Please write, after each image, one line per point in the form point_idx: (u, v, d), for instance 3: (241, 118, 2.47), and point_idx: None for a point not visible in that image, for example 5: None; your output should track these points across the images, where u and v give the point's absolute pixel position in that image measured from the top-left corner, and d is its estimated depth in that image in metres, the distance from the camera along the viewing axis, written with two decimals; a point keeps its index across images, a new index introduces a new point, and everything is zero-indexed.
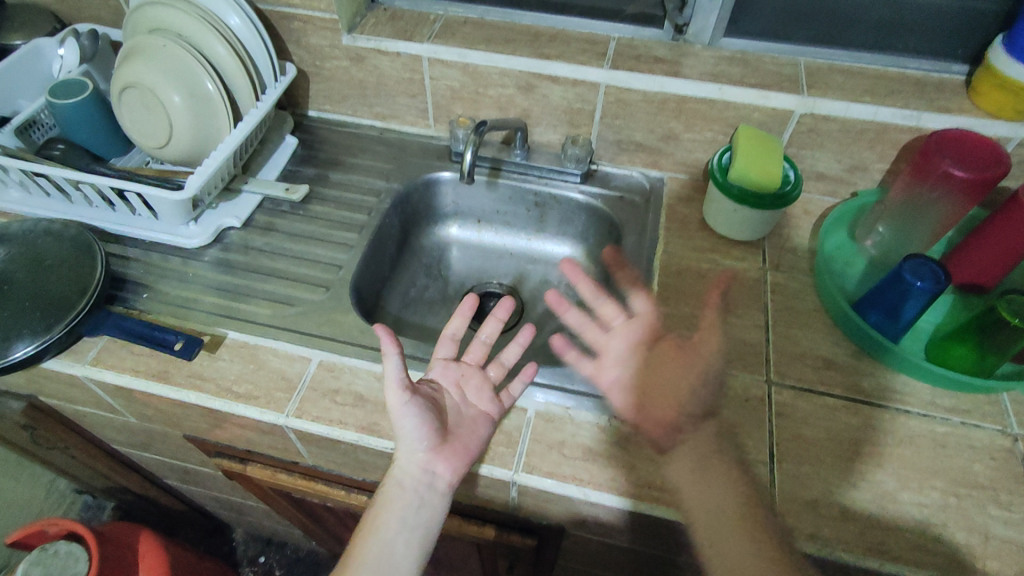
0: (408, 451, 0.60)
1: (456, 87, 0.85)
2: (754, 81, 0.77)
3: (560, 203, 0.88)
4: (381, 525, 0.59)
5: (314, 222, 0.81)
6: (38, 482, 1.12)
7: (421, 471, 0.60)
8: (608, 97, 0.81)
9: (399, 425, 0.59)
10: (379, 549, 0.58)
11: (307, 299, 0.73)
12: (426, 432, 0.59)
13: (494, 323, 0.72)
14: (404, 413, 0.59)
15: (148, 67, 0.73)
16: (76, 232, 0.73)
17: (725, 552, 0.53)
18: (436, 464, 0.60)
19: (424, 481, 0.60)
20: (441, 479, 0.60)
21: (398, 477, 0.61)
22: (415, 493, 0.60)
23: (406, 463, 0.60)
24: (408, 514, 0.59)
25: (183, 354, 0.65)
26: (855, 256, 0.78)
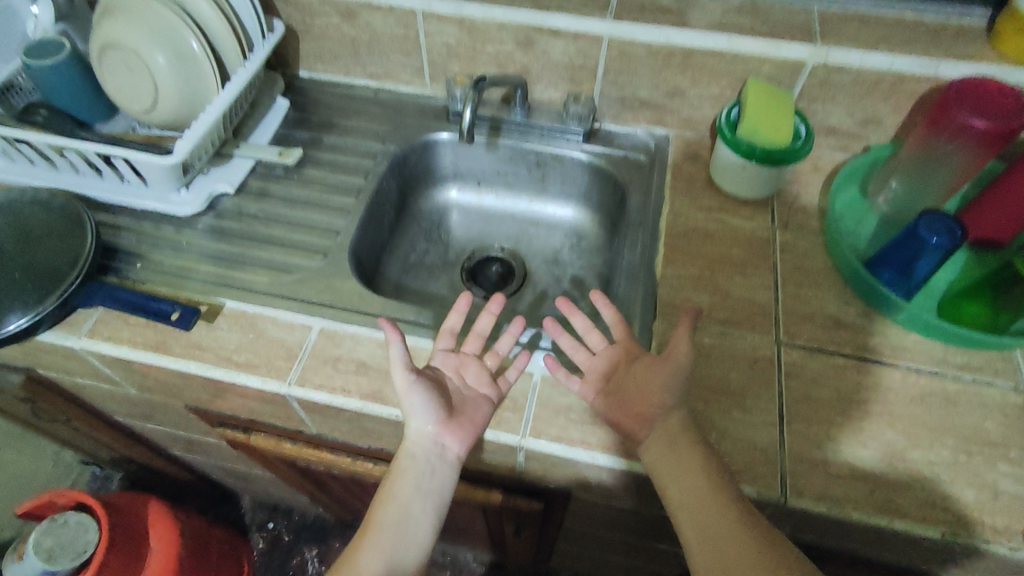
0: (417, 424, 0.59)
1: (452, 43, 0.81)
2: (764, 30, 0.74)
3: (563, 164, 0.85)
4: (396, 493, 0.58)
5: (309, 187, 0.79)
6: (43, 455, 1.12)
7: (431, 443, 0.59)
8: (611, 51, 0.77)
9: (406, 401, 0.59)
10: (397, 515, 0.58)
11: (305, 266, 0.71)
12: (433, 409, 0.59)
13: (488, 315, 0.66)
14: (410, 392, 0.58)
15: (129, 26, 0.70)
16: (63, 202, 0.70)
17: (701, 527, 0.52)
18: (445, 436, 0.59)
19: (435, 451, 0.60)
20: (451, 451, 0.60)
21: (408, 447, 0.60)
22: (428, 462, 0.59)
23: (415, 436, 0.60)
24: (422, 482, 0.59)
25: (179, 324, 0.64)
26: (867, 213, 0.76)
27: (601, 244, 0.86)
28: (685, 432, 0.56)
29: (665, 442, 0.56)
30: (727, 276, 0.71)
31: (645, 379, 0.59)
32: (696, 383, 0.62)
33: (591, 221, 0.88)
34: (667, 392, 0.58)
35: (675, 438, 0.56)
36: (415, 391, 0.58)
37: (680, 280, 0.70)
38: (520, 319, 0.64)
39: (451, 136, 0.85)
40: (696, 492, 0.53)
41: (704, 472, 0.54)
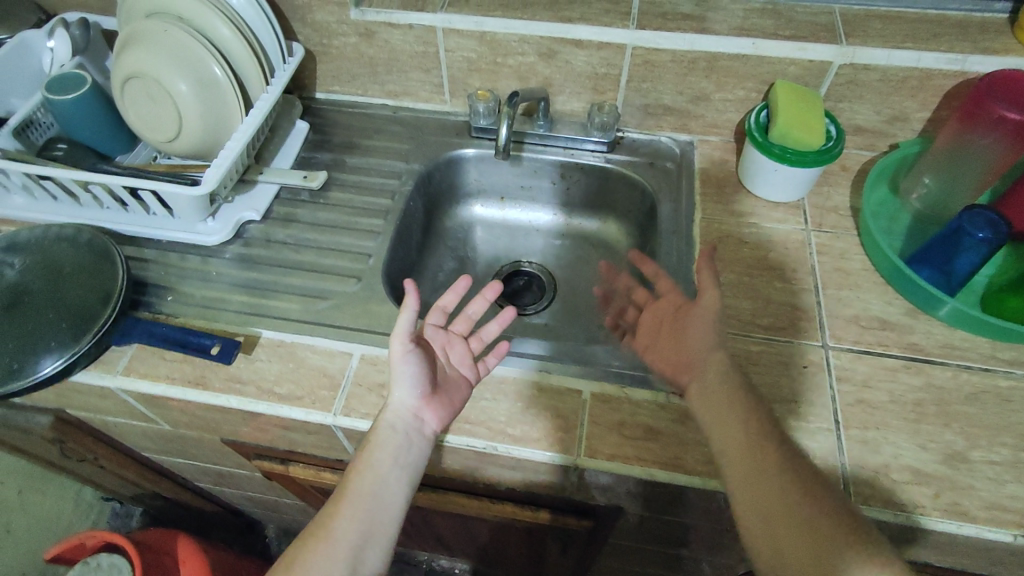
0: (400, 395, 0.57)
1: (473, 58, 0.80)
2: (788, 32, 0.73)
3: (587, 175, 0.85)
4: (371, 466, 0.55)
5: (336, 210, 0.77)
6: (66, 494, 1.10)
7: (411, 416, 0.58)
8: (635, 59, 0.77)
9: (396, 370, 0.58)
10: (372, 488, 0.54)
11: (340, 291, 0.70)
12: (420, 383, 0.58)
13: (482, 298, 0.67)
14: (403, 361, 0.57)
15: (151, 56, 0.68)
16: (90, 236, 0.69)
17: (752, 480, 0.47)
18: (426, 411, 0.58)
19: (414, 425, 0.58)
20: (428, 426, 0.58)
21: (386, 419, 0.57)
22: (406, 435, 0.57)
23: (396, 407, 0.57)
24: (400, 455, 0.56)
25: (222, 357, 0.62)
26: (900, 211, 0.76)
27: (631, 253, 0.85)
28: (729, 389, 0.54)
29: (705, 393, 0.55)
30: (766, 281, 0.70)
31: (681, 334, 0.60)
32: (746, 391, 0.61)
33: (619, 231, 0.88)
34: (705, 343, 0.58)
35: (713, 386, 0.54)
36: (408, 361, 0.57)
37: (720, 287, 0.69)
38: (513, 308, 0.66)
39: (475, 152, 0.84)
40: (736, 442, 0.50)
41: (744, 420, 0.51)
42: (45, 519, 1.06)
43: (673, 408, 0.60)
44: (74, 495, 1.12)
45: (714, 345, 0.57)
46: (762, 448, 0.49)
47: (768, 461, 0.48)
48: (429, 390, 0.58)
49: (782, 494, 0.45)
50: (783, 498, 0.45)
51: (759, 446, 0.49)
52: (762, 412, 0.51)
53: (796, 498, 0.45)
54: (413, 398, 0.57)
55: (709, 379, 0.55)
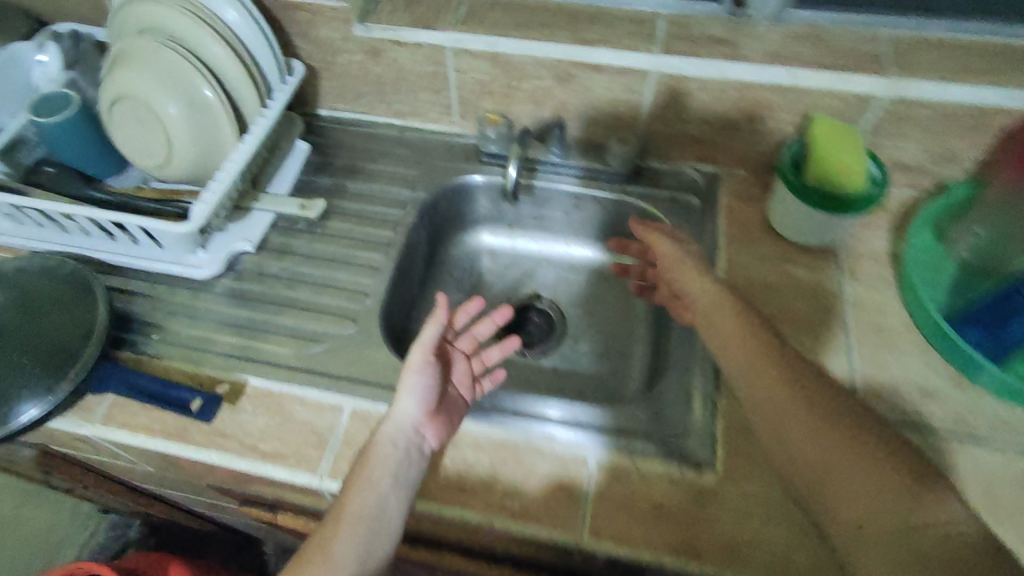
0: (405, 406, 0.56)
1: (485, 81, 0.75)
2: (829, 61, 0.67)
3: (603, 208, 0.79)
4: (372, 482, 0.52)
5: (333, 242, 0.73)
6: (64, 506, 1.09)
7: (412, 431, 0.55)
8: (660, 87, 0.70)
9: (408, 378, 0.57)
10: (372, 506, 0.51)
11: (334, 334, 0.66)
12: (427, 396, 0.57)
13: (489, 321, 0.68)
14: (417, 371, 0.57)
15: (140, 77, 0.64)
16: (70, 269, 0.66)
17: (797, 439, 0.50)
18: (426, 428, 0.56)
19: (413, 443, 0.55)
20: (427, 444, 0.56)
21: (386, 432, 0.55)
22: (405, 453, 0.54)
23: (397, 420, 0.55)
24: (400, 475, 0.53)
25: (201, 416, 0.59)
26: (944, 260, 0.68)
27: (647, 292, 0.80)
28: (770, 352, 0.55)
29: (738, 360, 0.56)
30: (795, 338, 0.64)
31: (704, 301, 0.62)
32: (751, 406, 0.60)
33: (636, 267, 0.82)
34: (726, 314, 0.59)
35: (749, 350, 0.56)
36: (421, 374, 0.57)
37: None
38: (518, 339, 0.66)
39: (484, 179, 0.79)
40: (781, 398, 0.52)
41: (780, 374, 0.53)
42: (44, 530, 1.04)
43: (686, 484, 0.55)
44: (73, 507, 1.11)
45: (732, 316, 0.59)
46: (809, 404, 0.51)
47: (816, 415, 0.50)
48: (434, 405, 0.57)
49: (833, 442, 0.48)
50: (836, 445, 0.48)
51: (803, 400, 0.51)
52: (801, 369, 0.54)
53: (849, 445, 0.48)
54: (417, 411, 0.56)
55: (736, 352, 0.56)
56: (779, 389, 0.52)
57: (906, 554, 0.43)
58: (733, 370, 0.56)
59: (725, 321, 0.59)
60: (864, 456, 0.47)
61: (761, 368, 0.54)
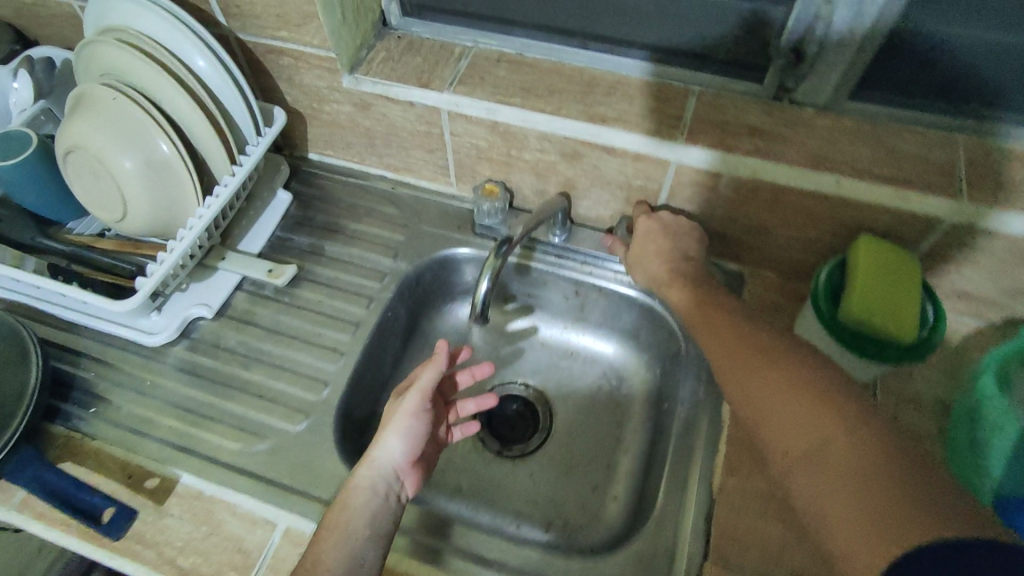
0: (393, 449, 0.54)
1: (482, 146, 0.66)
2: (888, 171, 0.55)
3: (606, 296, 0.71)
4: (349, 530, 0.48)
5: (300, 315, 0.66)
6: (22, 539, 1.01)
7: (393, 477, 0.54)
8: (680, 176, 0.61)
9: (399, 420, 0.56)
10: (347, 558, 0.47)
11: (281, 429, 0.59)
12: (414, 441, 0.56)
13: (468, 372, 0.64)
14: (412, 417, 0.56)
15: (93, 128, 0.57)
16: (10, 325, 0.60)
17: (766, 421, 0.46)
18: (405, 475, 0.55)
19: (391, 489, 0.53)
20: (404, 492, 0.55)
21: (365, 477, 0.52)
22: (383, 500, 0.52)
23: (382, 464, 0.53)
24: (377, 524, 0.50)
25: (106, 531, 0.52)
26: (1007, 415, 0.52)
27: (647, 395, 0.71)
28: (739, 336, 0.53)
29: (718, 351, 0.53)
30: None
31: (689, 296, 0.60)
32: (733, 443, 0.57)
33: (639, 363, 0.73)
34: (704, 324, 0.57)
35: (724, 343, 0.53)
36: (418, 421, 0.56)
37: (746, 500, 0.54)
38: (494, 399, 0.62)
39: (472, 253, 0.71)
40: (746, 367, 0.50)
41: (744, 361, 0.50)
42: None
43: None
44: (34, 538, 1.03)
45: (717, 323, 0.56)
46: (772, 369, 0.48)
47: (775, 376, 0.48)
48: (418, 453, 0.56)
49: (789, 407, 0.45)
50: (794, 397, 0.45)
51: (765, 366, 0.49)
52: (770, 346, 0.50)
53: (804, 395, 0.45)
54: (403, 455, 0.55)
55: (717, 352, 0.53)
56: (747, 376, 0.49)
57: (853, 477, 0.40)
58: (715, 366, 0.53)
59: (713, 331, 0.55)
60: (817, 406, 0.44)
61: (732, 360, 0.52)
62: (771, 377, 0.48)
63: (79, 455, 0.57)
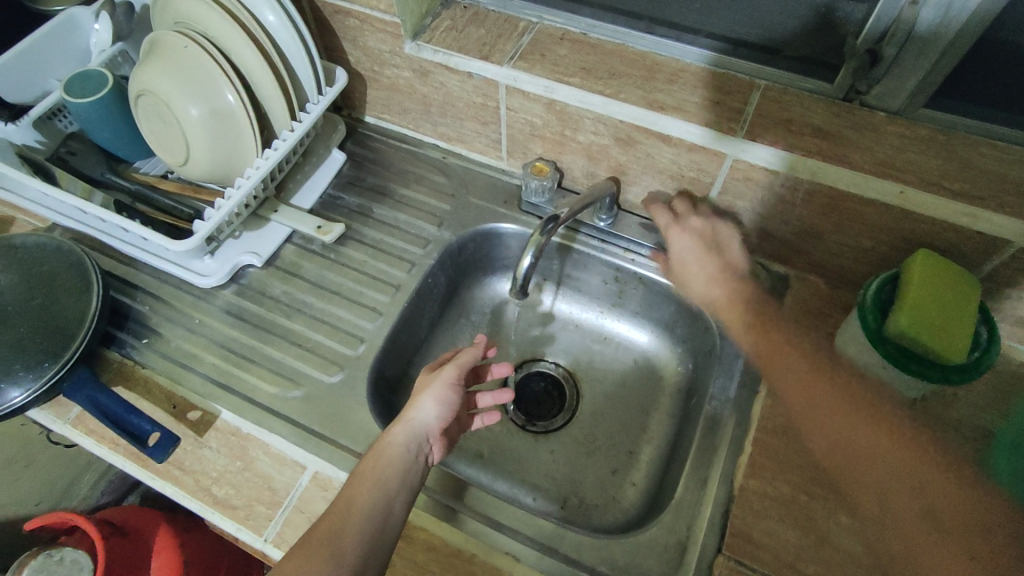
0: (428, 411, 0.56)
1: (537, 123, 0.66)
2: (957, 185, 0.52)
3: (645, 285, 0.71)
4: (381, 481, 0.50)
5: (344, 273, 0.68)
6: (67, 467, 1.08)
7: (424, 441, 0.55)
8: (734, 172, 0.60)
9: (435, 387, 0.58)
10: (376, 506, 0.48)
11: (316, 379, 0.62)
12: (447, 410, 0.57)
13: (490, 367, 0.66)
14: (448, 385, 0.58)
15: (164, 75, 0.60)
16: (77, 255, 0.64)
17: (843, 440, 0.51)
18: (435, 444, 0.56)
19: (422, 450, 0.55)
20: (431, 457, 0.56)
21: (399, 433, 0.54)
22: (412, 458, 0.53)
23: (417, 424, 0.55)
24: (406, 478, 0.51)
25: (151, 454, 0.55)
26: None
27: (677, 391, 0.71)
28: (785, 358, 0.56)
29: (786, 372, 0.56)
30: (832, 510, 0.53)
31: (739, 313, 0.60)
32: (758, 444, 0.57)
33: (671, 356, 0.72)
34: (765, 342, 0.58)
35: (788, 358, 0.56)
36: (451, 394, 0.58)
37: (765, 503, 0.53)
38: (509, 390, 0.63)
39: (517, 229, 0.71)
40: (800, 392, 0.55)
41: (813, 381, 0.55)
42: (40, 489, 1.04)
43: None
44: (77, 468, 1.10)
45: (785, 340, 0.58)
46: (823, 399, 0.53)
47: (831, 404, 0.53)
48: (448, 422, 0.58)
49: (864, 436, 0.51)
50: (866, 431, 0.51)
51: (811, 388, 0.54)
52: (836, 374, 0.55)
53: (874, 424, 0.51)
54: (436, 420, 0.56)
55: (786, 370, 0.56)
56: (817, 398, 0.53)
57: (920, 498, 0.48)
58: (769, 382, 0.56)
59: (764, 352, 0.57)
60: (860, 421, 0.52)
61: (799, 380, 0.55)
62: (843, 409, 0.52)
63: (129, 381, 0.61)
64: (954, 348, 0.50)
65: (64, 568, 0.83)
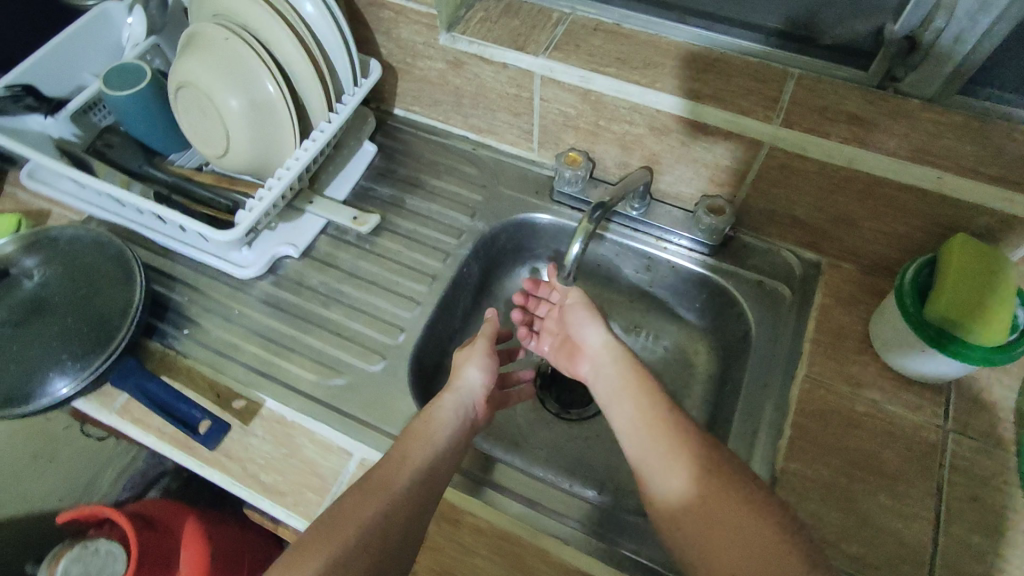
0: (474, 377, 0.59)
1: (571, 114, 0.67)
2: (994, 170, 0.53)
3: (677, 273, 0.72)
4: (431, 439, 0.52)
5: (379, 263, 0.69)
6: (93, 461, 1.09)
7: (472, 404, 0.57)
8: (769, 159, 0.61)
9: (475, 356, 0.61)
10: (427, 462, 0.50)
11: (357, 367, 0.62)
12: (490, 377, 0.61)
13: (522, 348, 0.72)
14: (486, 355, 0.61)
15: (205, 66, 0.60)
16: (118, 247, 0.64)
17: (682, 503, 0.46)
18: (481, 408, 0.59)
19: (470, 413, 0.57)
20: (477, 421, 0.58)
21: (449, 397, 0.56)
22: (462, 423, 0.55)
23: (466, 389, 0.57)
24: (456, 439, 0.53)
25: (202, 441, 0.56)
26: None
27: (709, 379, 0.72)
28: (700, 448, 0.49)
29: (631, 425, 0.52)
30: (871, 491, 0.54)
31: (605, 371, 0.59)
32: (797, 428, 0.57)
33: (702, 344, 0.74)
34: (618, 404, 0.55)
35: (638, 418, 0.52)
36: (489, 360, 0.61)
37: (806, 486, 0.54)
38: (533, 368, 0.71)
39: (551, 219, 0.73)
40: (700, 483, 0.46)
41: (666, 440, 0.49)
42: (67, 482, 1.05)
43: None
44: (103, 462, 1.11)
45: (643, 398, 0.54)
46: (699, 475, 0.47)
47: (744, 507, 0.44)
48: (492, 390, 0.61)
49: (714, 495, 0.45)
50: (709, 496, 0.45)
51: (717, 480, 0.46)
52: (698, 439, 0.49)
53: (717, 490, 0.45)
54: (481, 385, 0.59)
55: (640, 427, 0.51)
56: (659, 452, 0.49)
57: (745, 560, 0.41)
58: (632, 457, 0.51)
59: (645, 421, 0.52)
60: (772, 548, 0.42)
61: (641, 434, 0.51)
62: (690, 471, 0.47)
63: (173, 371, 0.62)
64: (996, 331, 0.51)
65: (99, 559, 0.82)
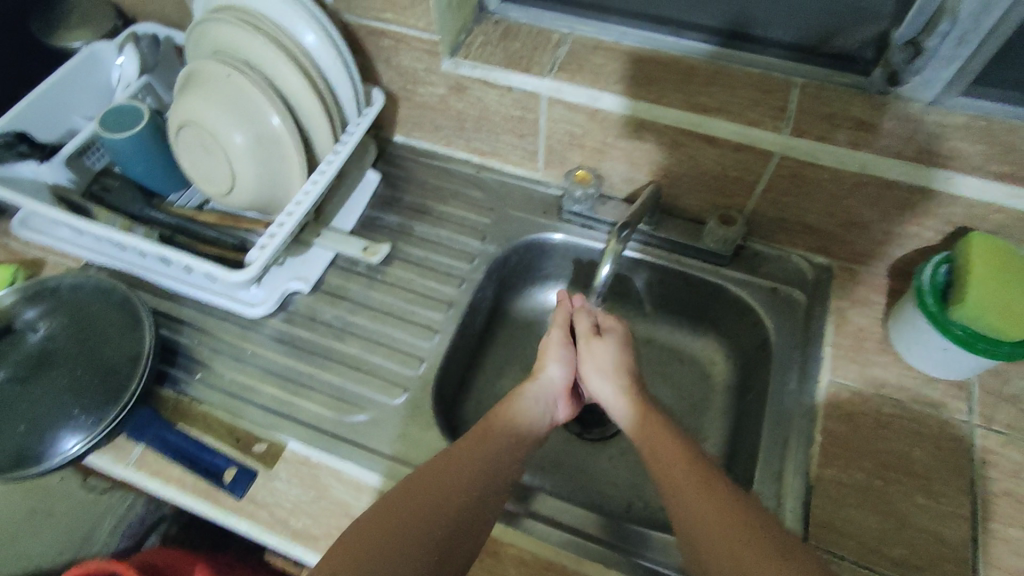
0: (553, 373, 0.63)
1: (577, 133, 0.67)
2: (1002, 167, 0.54)
3: (691, 284, 0.72)
4: (486, 438, 0.53)
5: (391, 293, 0.68)
6: None
7: (552, 400, 0.62)
8: (779, 168, 0.62)
9: (555, 349, 0.64)
10: (485, 463, 0.50)
11: (379, 401, 0.61)
12: (569, 369, 0.65)
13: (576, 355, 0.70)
14: (562, 346, 0.65)
15: (207, 103, 0.59)
16: (123, 293, 0.62)
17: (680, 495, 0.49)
18: (560, 402, 0.63)
19: (550, 406, 0.61)
20: (557, 413, 0.63)
21: (532, 390, 0.60)
22: (541, 416, 0.59)
23: (546, 384, 0.61)
24: (520, 444, 0.55)
25: (230, 489, 0.55)
26: None
27: (728, 386, 0.73)
28: (686, 470, 0.50)
29: (656, 435, 0.55)
30: (908, 491, 0.54)
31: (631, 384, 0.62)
32: (828, 434, 0.57)
33: (718, 354, 0.75)
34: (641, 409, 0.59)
35: (657, 428, 0.56)
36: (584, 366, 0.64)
37: (842, 491, 0.54)
38: None
39: (562, 239, 0.72)
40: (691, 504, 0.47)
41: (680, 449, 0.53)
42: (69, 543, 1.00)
43: None
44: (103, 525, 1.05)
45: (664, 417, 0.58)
46: (691, 477, 0.50)
47: (717, 507, 0.46)
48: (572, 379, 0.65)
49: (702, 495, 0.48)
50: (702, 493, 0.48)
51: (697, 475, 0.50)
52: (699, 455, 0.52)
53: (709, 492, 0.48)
54: (560, 379, 0.63)
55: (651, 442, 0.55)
56: (665, 460, 0.52)
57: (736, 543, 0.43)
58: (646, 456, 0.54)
59: (647, 431, 0.56)
60: (763, 536, 0.43)
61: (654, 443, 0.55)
62: (686, 477, 0.50)
63: (189, 418, 0.60)
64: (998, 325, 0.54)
65: None
